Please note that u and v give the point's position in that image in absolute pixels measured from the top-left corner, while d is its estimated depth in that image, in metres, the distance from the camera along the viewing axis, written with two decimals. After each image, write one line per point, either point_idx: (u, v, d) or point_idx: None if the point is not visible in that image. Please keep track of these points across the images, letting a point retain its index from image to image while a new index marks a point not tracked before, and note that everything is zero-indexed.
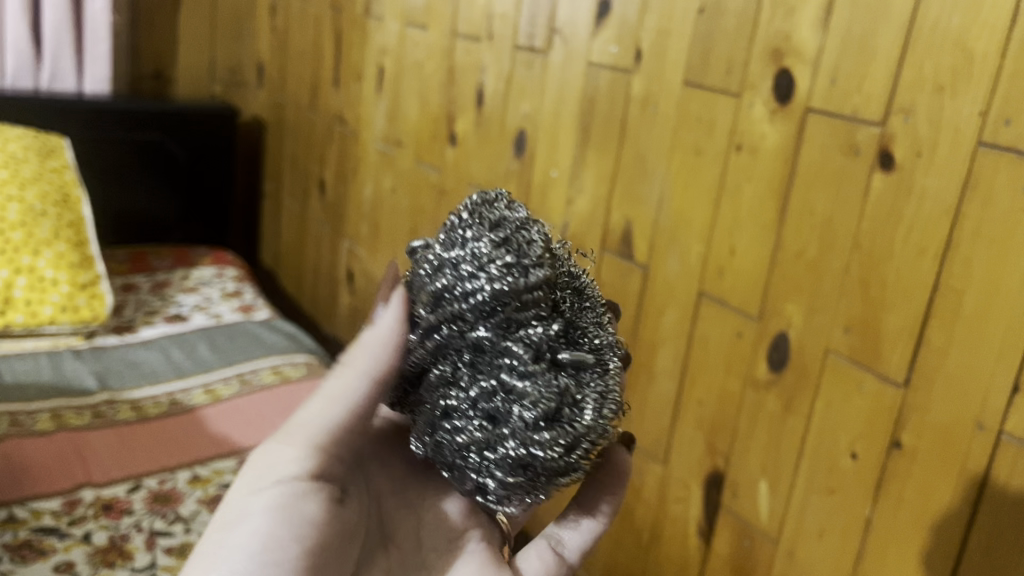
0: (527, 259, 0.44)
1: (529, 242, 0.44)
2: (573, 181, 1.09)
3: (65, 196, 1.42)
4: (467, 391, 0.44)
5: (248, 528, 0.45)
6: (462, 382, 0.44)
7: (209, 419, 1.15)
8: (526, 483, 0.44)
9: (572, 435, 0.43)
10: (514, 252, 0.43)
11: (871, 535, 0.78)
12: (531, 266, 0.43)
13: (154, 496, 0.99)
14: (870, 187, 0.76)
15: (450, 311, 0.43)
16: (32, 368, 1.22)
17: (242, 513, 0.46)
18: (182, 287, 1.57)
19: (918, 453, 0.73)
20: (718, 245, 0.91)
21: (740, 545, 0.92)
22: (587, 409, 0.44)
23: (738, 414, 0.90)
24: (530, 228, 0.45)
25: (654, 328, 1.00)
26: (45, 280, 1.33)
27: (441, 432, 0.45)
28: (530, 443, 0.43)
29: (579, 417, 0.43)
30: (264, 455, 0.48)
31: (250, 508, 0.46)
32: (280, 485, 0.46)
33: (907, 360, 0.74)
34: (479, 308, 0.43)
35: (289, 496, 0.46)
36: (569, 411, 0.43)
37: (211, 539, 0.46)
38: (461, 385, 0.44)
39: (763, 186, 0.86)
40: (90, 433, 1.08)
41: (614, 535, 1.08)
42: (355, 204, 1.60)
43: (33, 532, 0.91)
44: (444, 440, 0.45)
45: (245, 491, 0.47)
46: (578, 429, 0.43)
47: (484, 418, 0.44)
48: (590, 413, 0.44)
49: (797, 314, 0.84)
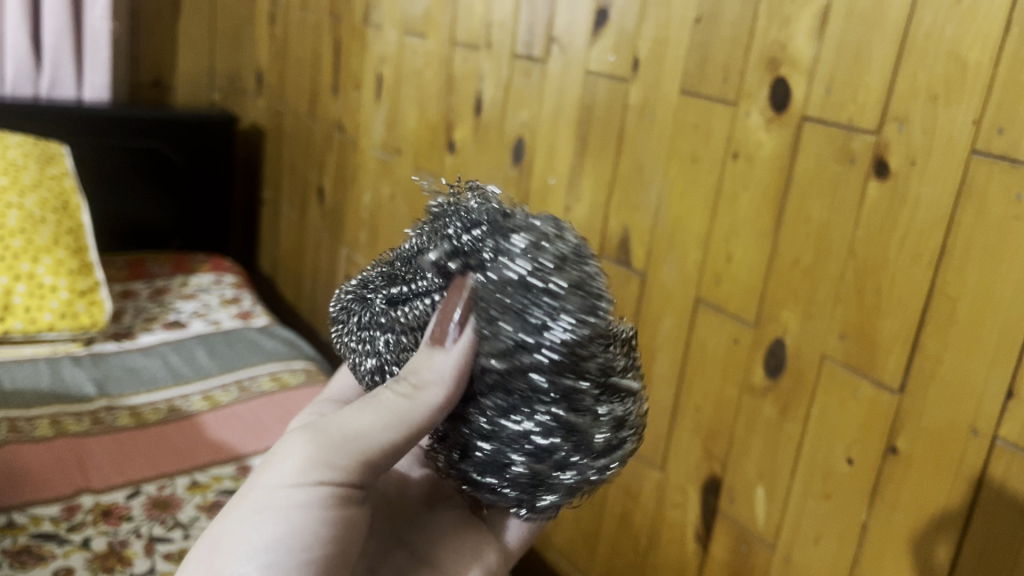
0: (598, 297, 0.39)
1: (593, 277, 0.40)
2: (571, 188, 1.10)
3: (64, 203, 1.43)
4: (521, 426, 0.40)
5: (271, 523, 0.45)
6: (518, 416, 0.40)
7: (207, 425, 1.16)
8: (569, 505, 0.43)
9: (621, 460, 0.43)
10: (588, 298, 0.39)
11: (867, 540, 0.79)
12: (603, 301, 0.39)
13: (153, 502, 1.00)
14: (865, 195, 0.76)
15: (522, 356, 0.39)
16: (31, 374, 1.22)
17: (271, 504, 0.46)
18: (181, 293, 1.57)
19: (913, 458, 0.74)
20: (715, 252, 0.92)
21: (737, 550, 0.93)
22: (630, 436, 0.43)
23: (735, 420, 0.91)
24: (587, 258, 0.40)
25: (652, 334, 1.00)
26: (44, 286, 1.33)
27: (473, 465, 0.43)
28: (586, 475, 0.42)
29: (623, 444, 0.43)
30: (285, 452, 0.47)
31: (266, 514, 0.46)
32: (299, 498, 0.46)
33: (903, 366, 0.74)
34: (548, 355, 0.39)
35: (309, 512, 0.46)
36: (618, 441, 0.42)
37: (238, 518, 0.47)
38: (515, 418, 0.40)
39: (760, 193, 0.86)
40: (89, 439, 1.09)
41: (612, 541, 1.09)
42: (353, 211, 1.61)
43: (32, 538, 0.91)
44: (488, 466, 0.42)
45: (265, 484, 0.47)
46: (624, 453, 0.43)
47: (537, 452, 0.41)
48: (631, 441, 0.43)
49: (794, 321, 0.84)
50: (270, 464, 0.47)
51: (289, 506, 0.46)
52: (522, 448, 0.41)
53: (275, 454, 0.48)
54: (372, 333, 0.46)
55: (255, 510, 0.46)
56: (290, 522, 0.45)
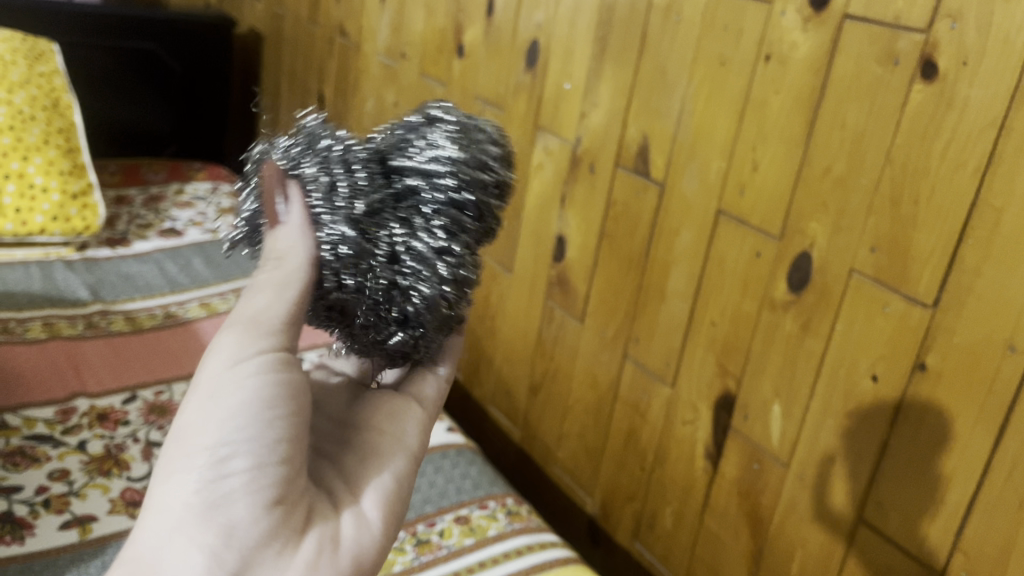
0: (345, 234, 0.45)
1: (331, 194, 0.46)
2: (588, 94, 1.05)
3: (54, 101, 1.35)
4: (386, 308, 0.45)
5: (231, 404, 0.48)
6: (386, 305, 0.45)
7: (204, 331, 1.12)
8: (365, 326, 0.46)
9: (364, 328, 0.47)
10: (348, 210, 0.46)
11: (887, 458, 0.76)
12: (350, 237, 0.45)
13: (150, 407, 0.97)
14: (908, 99, 0.72)
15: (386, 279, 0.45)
16: (23, 277, 1.19)
17: (223, 393, 0.48)
18: (177, 201, 1.52)
19: (942, 376, 0.71)
20: (741, 161, 0.88)
21: (750, 468, 0.91)
22: (347, 280, 0.46)
23: (753, 335, 0.88)
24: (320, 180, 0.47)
25: (668, 248, 0.97)
26: (35, 187, 1.28)
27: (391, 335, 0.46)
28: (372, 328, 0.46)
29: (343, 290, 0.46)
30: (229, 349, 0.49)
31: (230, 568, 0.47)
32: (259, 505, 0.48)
33: (938, 280, 0.71)
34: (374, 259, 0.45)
35: (262, 380, 0.49)
36: (357, 320, 0.47)
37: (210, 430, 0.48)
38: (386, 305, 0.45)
39: (792, 98, 0.81)
40: (83, 343, 1.06)
41: (619, 458, 1.08)
42: (355, 118, 1.56)
43: (26, 440, 0.89)
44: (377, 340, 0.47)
45: (219, 387, 0.49)
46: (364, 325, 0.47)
47: (377, 305, 0.46)
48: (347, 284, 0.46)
49: (821, 233, 0.81)
50: (207, 497, 0.47)
51: (271, 536, 0.48)
52: (372, 313, 0.46)
53: (225, 386, 0.48)
54: (438, 234, 0.45)
55: (231, 405, 0.48)
56: (281, 537, 0.49)
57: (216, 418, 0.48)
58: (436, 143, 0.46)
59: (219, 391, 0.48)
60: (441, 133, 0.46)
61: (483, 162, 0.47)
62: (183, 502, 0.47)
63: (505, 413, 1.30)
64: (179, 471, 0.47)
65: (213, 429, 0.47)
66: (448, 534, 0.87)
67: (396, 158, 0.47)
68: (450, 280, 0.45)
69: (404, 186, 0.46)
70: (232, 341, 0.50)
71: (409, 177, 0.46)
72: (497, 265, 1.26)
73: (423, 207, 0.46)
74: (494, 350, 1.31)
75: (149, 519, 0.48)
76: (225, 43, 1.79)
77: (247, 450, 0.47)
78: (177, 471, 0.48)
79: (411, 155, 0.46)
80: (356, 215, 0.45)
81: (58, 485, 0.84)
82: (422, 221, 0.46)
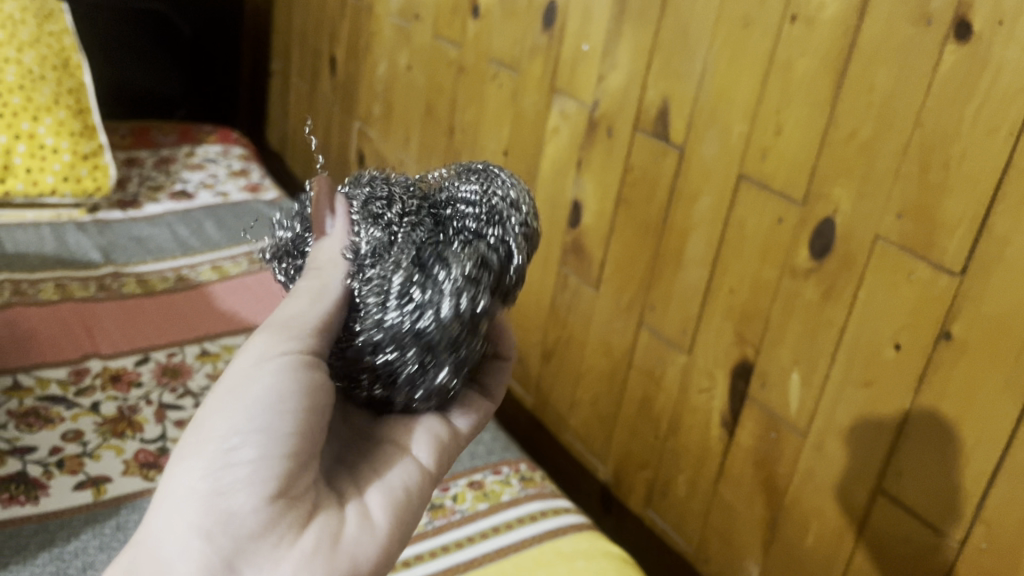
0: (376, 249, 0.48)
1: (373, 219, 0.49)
2: (606, 57, 1.03)
3: (65, 61, 1.31)
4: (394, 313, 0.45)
5: (251, 397, 0.45)
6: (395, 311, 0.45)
7: (216, 295, 1.12)
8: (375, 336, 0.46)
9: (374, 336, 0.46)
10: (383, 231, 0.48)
11: (908, 428, 0.75)
12: (382, 250, 0.47)
13: (162, 370, 0.96)
14: (940, 61, 0.70)
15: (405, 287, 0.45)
16: (34, 238, 1.18)
17: (246, 385, 0.46)
18: (187, 163, 1.51)
19: (967, 345, 0.70)
20: (764, 124, 0.86)
21: (766, 436, 0.90)
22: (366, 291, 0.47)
23: (772, 303, 0.87)
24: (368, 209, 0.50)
25: (686, 214, 0.95)
26: (45, 148, 1.26)
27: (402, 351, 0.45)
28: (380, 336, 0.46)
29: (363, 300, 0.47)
30: (260, 348, 0.48)
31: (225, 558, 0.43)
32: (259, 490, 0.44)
33: (967, 247, 0.69)
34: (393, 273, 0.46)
35: (284, 372, 0.46)
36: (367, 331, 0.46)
37: (224, 421, 0.45)
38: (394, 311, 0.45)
39: (819, 60, 0.79)
40: (95, 305, 1.05)
41: (632, 425, 1.08)
42: (367, 81, 1.54)
43: (39, 400, 0.88)
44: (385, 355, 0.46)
45: (244, 381, 0.46)
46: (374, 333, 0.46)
47: (390, 311, 0.45)
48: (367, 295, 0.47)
49: (845, 198, 0.79)
50: (210, 483, 0.44)
51: (272, 527, 0.44)
52: (383, 321, 0.45)
53: (247, 380, 0.46)
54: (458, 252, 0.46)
55: (251, 397, 0.45)
56: (279, 536, 0.44)
57: (233, 409, 0.45)
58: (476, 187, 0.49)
59: (244, 384, 0.46)
60: (482, 181, 0.50)
61: (512, 203, 0.49)
62: (188, 483, 0.44)
63: (517, 380, 1.30)
64: (191, 459, 0.45)
65: (230, 419, 0.45)
66: (461, 499, 0.87)
67: (444, 200, 0.50)
68: (464, 290, 0.44)
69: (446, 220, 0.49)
70: (264, 339, 0.48)
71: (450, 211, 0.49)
72: None
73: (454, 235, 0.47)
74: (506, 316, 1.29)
75: (154, 505, 0.45)
76: (234, 7, 1.80)
77: (258, 440, 0.44)
78: (188, 456, 0.45)
79: (457, 195, 0.50)
80: (389, 235, 0.48)
81: (72, 446, 0.83)
82: (453, 247, 0.46)
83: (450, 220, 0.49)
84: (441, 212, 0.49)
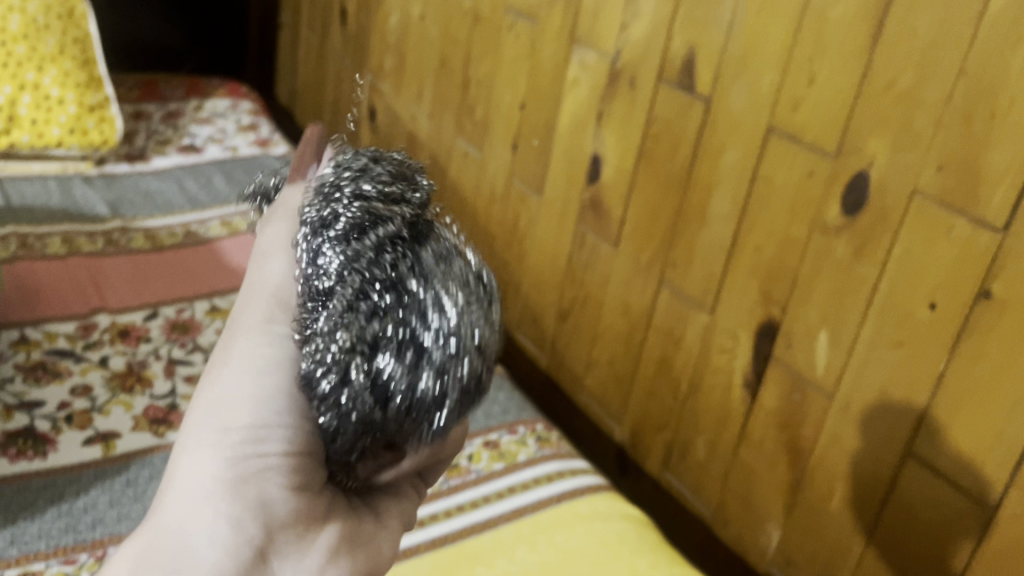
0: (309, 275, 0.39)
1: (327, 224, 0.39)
2: (629, 4, 0.99)
3: (70, 9, 1.27)
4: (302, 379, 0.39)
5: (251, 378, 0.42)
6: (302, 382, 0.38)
7: (226, 250, 1.09)
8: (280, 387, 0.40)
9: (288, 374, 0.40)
10: (325, 256, 0.38)
11: (942, 390, 0.73)
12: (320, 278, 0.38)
13: (172, 325, 0.94)
14: (988, 4, 0.66)
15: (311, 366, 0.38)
16: (40, 191, 1.16)
17: (244, 364, 0.43)
18: (196, 117, 1.48)
19: (1008, 304, 0.67)
20: (796, 74, 0.82)
21: (791, 398, 0.87)
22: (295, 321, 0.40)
23: (800, 261, 0.84)
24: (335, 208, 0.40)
25: (711, 168, 0.92)
26: (50, 99, 1.24)
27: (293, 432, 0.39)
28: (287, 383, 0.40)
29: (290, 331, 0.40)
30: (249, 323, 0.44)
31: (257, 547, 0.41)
32: (289, 492, 0.41)
33: (1011, 201, 0.66)
34: (310, 337, 0.38)
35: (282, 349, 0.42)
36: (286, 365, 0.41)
37: (228, 404, 0.42)
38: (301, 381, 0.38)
39: (856, 5, 0.76)
40: (103, 260, 1.03)
41: (650, 386, 1.06)
42: (379, 33, 1.50)
43: (47, 354, 0.86)
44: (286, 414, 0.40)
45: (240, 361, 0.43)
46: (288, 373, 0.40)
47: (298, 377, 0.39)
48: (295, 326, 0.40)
49: (881, 151, 0.75)
50: (228, 469, 0.41)
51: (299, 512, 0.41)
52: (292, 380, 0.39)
53: (244, 362, 0.43)
54: (368, 372, 0.35)
55: (250, 377, 0.42)
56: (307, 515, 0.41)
57: (238, 393, 0.42)
58: (442, 291, 0.36)
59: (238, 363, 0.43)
60: (451, 297, 0.36)
61: (465, 343, 0.35)
62: (209, 473, 0.41)
63: (532, 340, 1.27)
64: (198, 450, 0.42)
65: (233, 403, 0.42)
66: (477, 458, 0.85)
67: (422, 257, 0.37)
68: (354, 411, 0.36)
69: (403, 291, 0.36)
70: (252, 312, 0.44)
71: (410, 282, 0.36)
72: (527, 187, 1.21)
73: (386, 333, 0.35)
74: (521, 275, 1.27)
75: (169, 495, 0.43)
76: None
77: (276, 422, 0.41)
78: (198, 444, 0.42)
79: (430, 278, 0.36)
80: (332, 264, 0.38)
81: (80, 401, 0.82)
82: (375, 342, 0.35)
83: (401, 295, 0.36)
84: (405, 273, 0.36)
